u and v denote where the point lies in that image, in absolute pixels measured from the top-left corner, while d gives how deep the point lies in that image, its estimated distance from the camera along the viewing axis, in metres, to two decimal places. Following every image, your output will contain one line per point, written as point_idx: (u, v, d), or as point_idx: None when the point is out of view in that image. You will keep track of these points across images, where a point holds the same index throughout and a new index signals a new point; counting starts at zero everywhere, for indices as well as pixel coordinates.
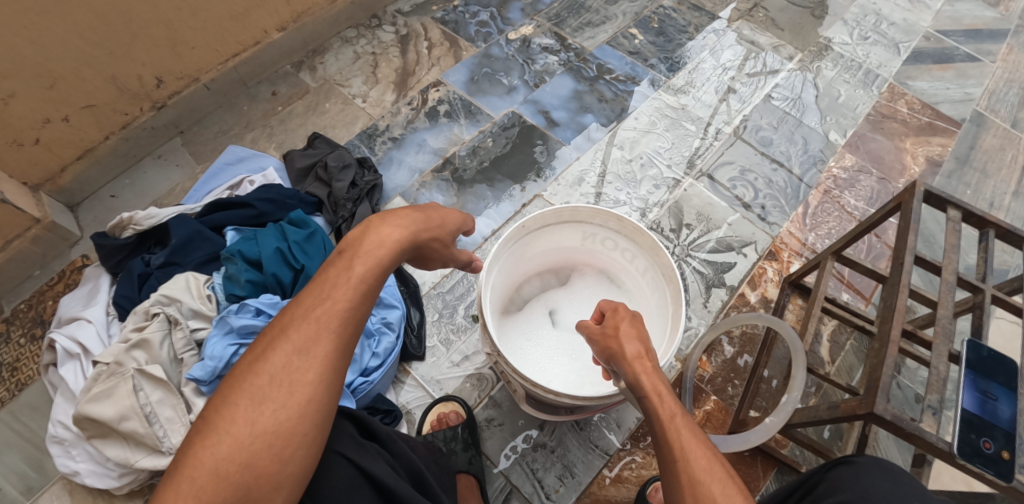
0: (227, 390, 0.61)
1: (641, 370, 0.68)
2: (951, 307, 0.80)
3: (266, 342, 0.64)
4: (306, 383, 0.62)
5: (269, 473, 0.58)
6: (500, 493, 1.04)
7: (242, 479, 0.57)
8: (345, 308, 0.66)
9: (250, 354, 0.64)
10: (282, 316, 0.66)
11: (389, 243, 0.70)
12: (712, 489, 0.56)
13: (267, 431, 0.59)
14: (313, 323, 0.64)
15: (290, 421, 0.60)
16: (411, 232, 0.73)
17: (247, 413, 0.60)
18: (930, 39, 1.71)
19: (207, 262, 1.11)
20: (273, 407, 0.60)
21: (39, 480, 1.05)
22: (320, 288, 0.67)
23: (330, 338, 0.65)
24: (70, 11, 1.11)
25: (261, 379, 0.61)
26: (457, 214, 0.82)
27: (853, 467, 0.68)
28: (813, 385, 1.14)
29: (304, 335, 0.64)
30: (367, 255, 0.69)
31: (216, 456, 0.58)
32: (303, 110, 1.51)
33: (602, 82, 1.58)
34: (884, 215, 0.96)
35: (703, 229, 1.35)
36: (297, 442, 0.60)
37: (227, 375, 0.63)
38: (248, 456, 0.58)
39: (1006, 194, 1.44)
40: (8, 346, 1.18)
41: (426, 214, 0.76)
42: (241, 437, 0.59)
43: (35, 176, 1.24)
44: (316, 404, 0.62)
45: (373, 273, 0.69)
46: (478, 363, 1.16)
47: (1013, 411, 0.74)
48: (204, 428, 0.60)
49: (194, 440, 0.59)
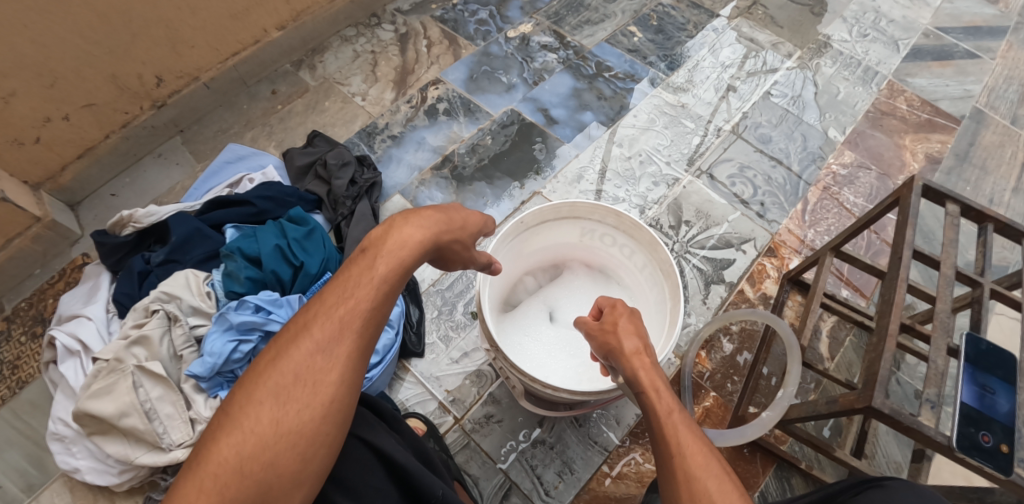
0: (250, 387, 0.61)
1: (638, 366, 0.68)
2: (949, 301, 0.80)
3: (288, 339, 0.64)
4: (329, 383, 0.62)
5: (291, 472, 0.59)
6: (498, 490, 1.04)
7: (265, 477, 0.58)
8: (367, 308, 0.66)
9: (272, 350, 0.63)
10: (304, 313, 0.66)
11: (411, 244, 0.70)
12: (707, 486, 0.57)
13: (291, 431, 0.60)
14: (336, 322, 0.64)
15: (312, 422, 0.61)
16: (433, 233, 0.73)
17: (271, 413, 0.60)
18: (929, 36, 1.71)
19: (207, 260, 1.12)
20: (296, 407, 0.60)
21: (39, 477, 1.06)
22: (342, 286, 0.67)
23: (352, 338, 0.65)
24: (70, 11, 1.12)
25: (284, 378, 0.61)
26: (479, 216, 0.82)
27: (886, 492, 0.65)
28: (812, 381, 1.14)
29: (327, 335, 0.64)
30: (390, 255, 0.68)
31: (240, 455, 0.58)
32: (303, 108, 1.52)
33: (601, 80, 1.58)
34: (882, 211, 0.96)
35: (702, 226, 1.35)
36: (319, 442, 0.61)
37: (248, 371, 0.63)
38: (272, 455, 0.59)
39: (1006, 191, 1.44)
40: (9, 345, 1.18)
41: (448, 215, 0.76)
42: (265, 437, 0.59)
43: (36, 175, 1.25)
44: (337, 405, 0.62)
45: (395, 273, 0.68)
46: (478, 360, 1.16)
47: (1011, 404, 0.74)
48: (227, 424, 0.59)
49: (217, 437, 0.59)
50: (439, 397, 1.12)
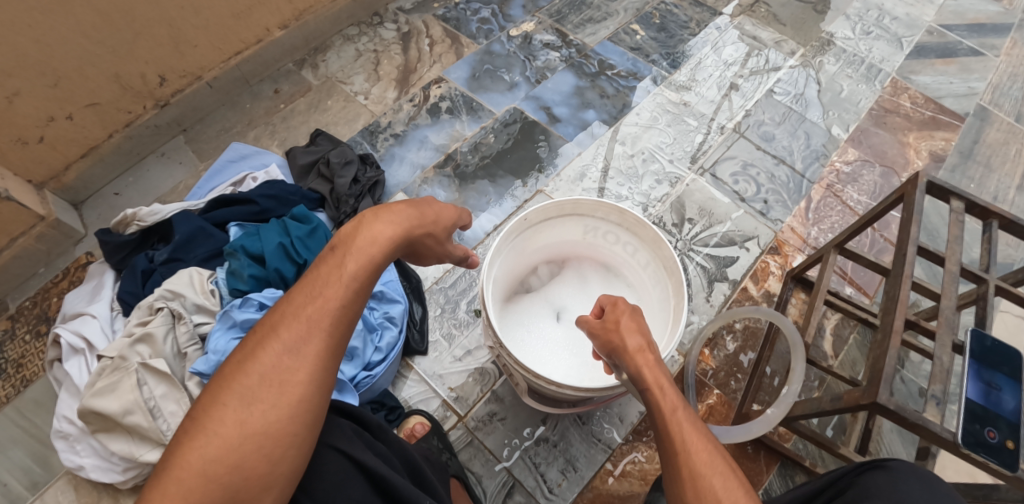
0: (216, 390, 0.62)
1: (642, 363, 0.67)
2: (955, 298, 0.79)
3: (256, 341, 0.64)
4: (296, 383, 0.62)
5: (259, 475, 0.59)
6: (501, 488, 1.04)
7: (232, 480, 0.58)
8: (336, 306, 0.66)
9: (239, 353, 0.64)
10: (273, 314, 0.66)
11: (381, 240, 0.70)
12: (713, 483, 0.57)
13: (257, 432, 0.60)
14: (304, 322, 0.65)
15: (279, 423, 0.60)
16: (404, 228, 0.73)
17: (236, 414, 0.60)
18: (933, 34, 1.70)
19: (210, 258, 1.12)
20: (261, 408, 0.60)
21: (44, 475, 1.06)
22: (311, 286, 0.67)
23: (320, 336, 0.65)
24: (74, 11, 1.12)
25: (250, 378, 0.62)
26: (452, 210, 0.82)
27: (889, 473, 0.63)
28: (816, 379, 1.14)
29: (294, 334, 0.64)
30: (360, 252, 0.69)
31: (205, 458, 0.58)
32: (305, 107, 1.52)
33: (603, 78, 1.57)
34: (886, 208, 0.95)
35: (705, 224, 1.35)
36: (287, 443, 0.61)
37: (215, 375, 0.63)
38: (237, 457, 0.58)
39: (1010, 188, 1.43)
40: (14, 343, 1.18)
41: (420, 210, 0.76)
42: (230, 438, 0.59)
43: (40, 174, 1.25)
44: (306, 405, 0.62)
45: (365, 270, 0.69)
46: (480, 358, 1.16)
47: (1017, 401, 0.73)
48: (193, 428, 0.60)
49: (183, 441, 0.59)
50: (443, 395, 1.12)
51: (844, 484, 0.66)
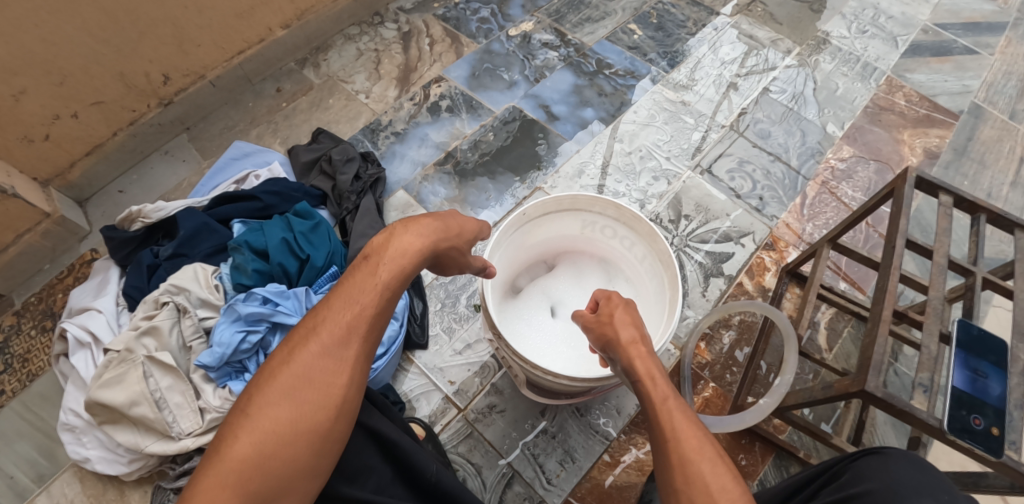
0: (263, 388, 0.63)
1: (635, 355, 0.69)
2: (942, 289, 0.81)
3: (298, 343, 0.66)
4: (341, 384, 0.65)
5: (307, 468, 0.61)
6: (501, 478, 1.06)
7: (283, 474, 0.60)
8: (373, 313, 0.69)
9: (282, 353, 0.66)
10: (312, 317, 0.68)
11: (411, 252, 0.72)
12: (701, 468, 0.59)
13: (306, 429, 0.62)
14: (345, 325, 0.67)
15: (326, 421, 0.63)
16: (431, 241, 0.74)
17: (287, 412, 0.62)
18: (928, 32, 1.72)
19: (214, 254, 1.13)
20: (309, 405, 0.63)
21: (49, 468, 1.08)
22: (350, 292, 0.69)
23: (360, 340, 0.67)
24: (80, 11, 1.14)
25: (297, 378, 0.63)
26: (474, 222, 0.83)
27: (882, 457, 0.66)
28: (810, 372, 1.16)
29: (337, 338, 0.66)
30: (393, 262, 0.71)
31: (260, 452, 0.59)
32: (307, 106, 1.54)
33: (602, 76, 1.59)
34: (877, 202, 0.97)
35: (701, 220, 1.37)
36: (333, 440, 0.63)
37: (258, 373, 0.65)
38: (289, 453, 0.60)
39: (1004, 185, 1.45)
40: (20, 338, 1.20)
41: (444, 224, 0.77)
42: (282, 435, 0.61)
43: (45, 171, 1.27)
44: (348, 404, 0.65)
45: (398, 279, 0.71)
46: (480, 352, 1.17)
47: (1003, 388, 0.75)
48: (242, 423, 0.61)
49: (232, 435, 0.60)
50: (444, 388, 1.14)
51: (840, 468, 0.68)
